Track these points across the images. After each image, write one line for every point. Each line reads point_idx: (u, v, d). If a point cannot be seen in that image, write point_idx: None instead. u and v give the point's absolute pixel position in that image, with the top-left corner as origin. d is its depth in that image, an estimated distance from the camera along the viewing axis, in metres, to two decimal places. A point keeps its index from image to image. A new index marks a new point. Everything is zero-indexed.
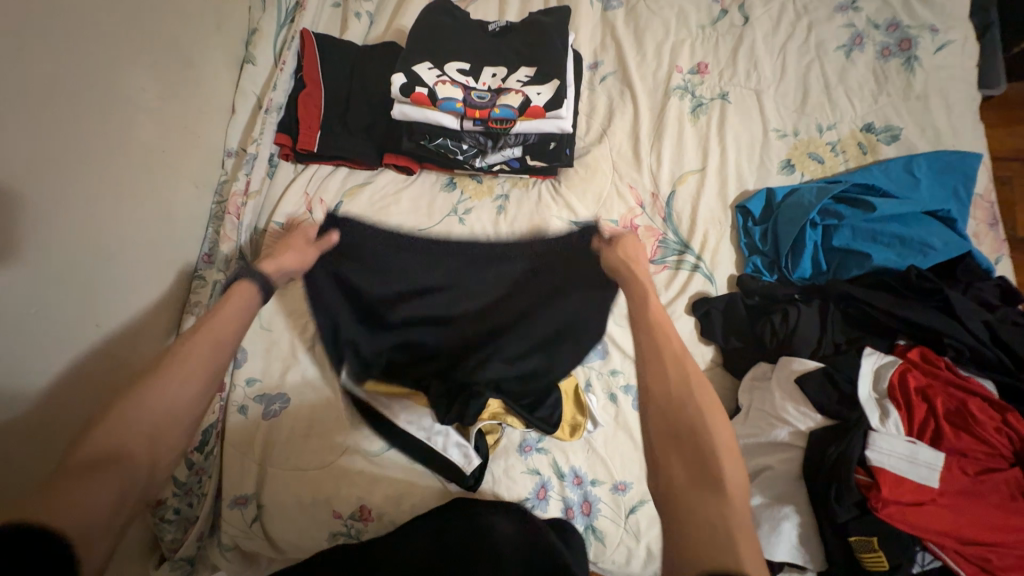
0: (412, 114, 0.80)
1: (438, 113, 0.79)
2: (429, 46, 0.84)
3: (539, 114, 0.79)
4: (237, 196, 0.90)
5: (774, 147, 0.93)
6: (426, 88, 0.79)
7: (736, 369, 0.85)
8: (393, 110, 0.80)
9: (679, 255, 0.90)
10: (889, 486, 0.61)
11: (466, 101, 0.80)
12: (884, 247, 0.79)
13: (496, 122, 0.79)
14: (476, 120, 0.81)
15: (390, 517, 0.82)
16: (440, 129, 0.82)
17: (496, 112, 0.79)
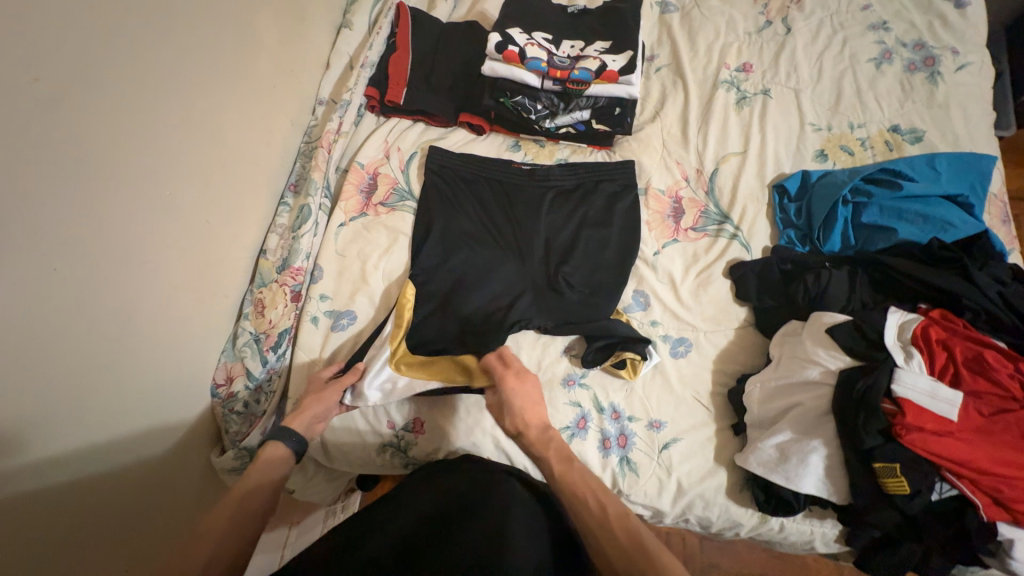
0: (500, 70, 0.94)
1: (524, 70, 0.94)
2: (516, 21, 1.00)
3: (612, 78, 0.94)
4: (331, 133, 1.00)
5: (809, 138, 1.04)
6: (517, 48, 0.94)
7: (768, 328, 0.93)
8: (484, 66, 0.95)
9: (718, 225, 1.01)
10: (912, 413, 0.68)
11: (549, 62, 0.95)
12: (909, 223, 0.88)
13: (573, 82, 0.95)
14: (556, 79, 0.95)
15: (438, 431, 0.89)
16: (523, 87, 0.96)
17: (575, 74, 0.94)
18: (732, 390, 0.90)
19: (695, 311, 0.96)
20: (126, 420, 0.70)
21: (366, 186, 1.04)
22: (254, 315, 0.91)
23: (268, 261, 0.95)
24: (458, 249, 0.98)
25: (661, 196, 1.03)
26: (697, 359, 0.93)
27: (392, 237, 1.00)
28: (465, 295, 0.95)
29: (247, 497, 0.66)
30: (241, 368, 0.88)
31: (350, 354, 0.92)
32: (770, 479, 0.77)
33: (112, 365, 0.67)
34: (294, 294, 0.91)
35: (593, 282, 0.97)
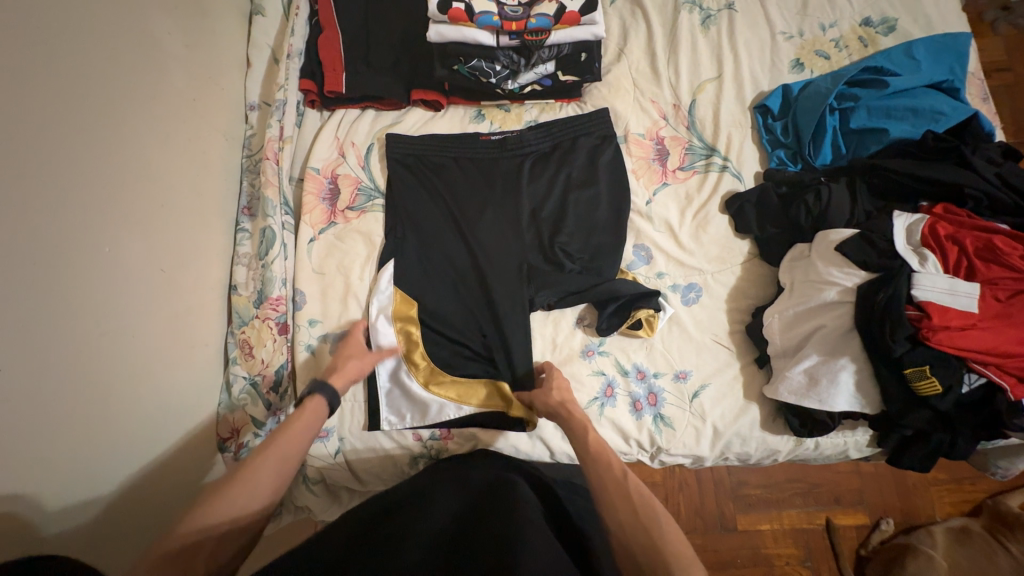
0: (449, 34, 0.84)
1: (475, 29, 0.84)
2: None
3: (574, 21, 0.85)
4: (274, 141, 0.89)
5: (782, 49, 0.98)
6: (463, 4, 0.82)
7: (774, 256, 0.91)
8: (430, 32, 0.85)
9: (706, 159, 0.96)
10: (937, 315, 0.68)
11: (501, 14, 0.83)
12: (898, 121, 0.85)
13: (531, 33, 0.84)
14: (512, 33, 0.85)
15: (469, 431, 0.86)
16: (477, 47, 0.86)
17: (533, 23, 0.83)
18: (750, 325, 0.89)
19: (699, 254, 0.93)
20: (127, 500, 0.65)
21: (327, 192, 0.94)
22: (243, 358, 0.83)
23: (242, 297, 0.86)
24: (441, 241, 0.91)
25: (642, 140, 0.98)
26: (710, 302, 0.91)
27: (370, 242, 0.92)
28: (464, 289, 0.89)
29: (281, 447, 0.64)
30: (245, 417, 0.82)
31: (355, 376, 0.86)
32: (803, 404, 0.78)
33: (94, 449, 0.61)
34: (280, 326, 0.84)
35: (589, 246, 0.92)
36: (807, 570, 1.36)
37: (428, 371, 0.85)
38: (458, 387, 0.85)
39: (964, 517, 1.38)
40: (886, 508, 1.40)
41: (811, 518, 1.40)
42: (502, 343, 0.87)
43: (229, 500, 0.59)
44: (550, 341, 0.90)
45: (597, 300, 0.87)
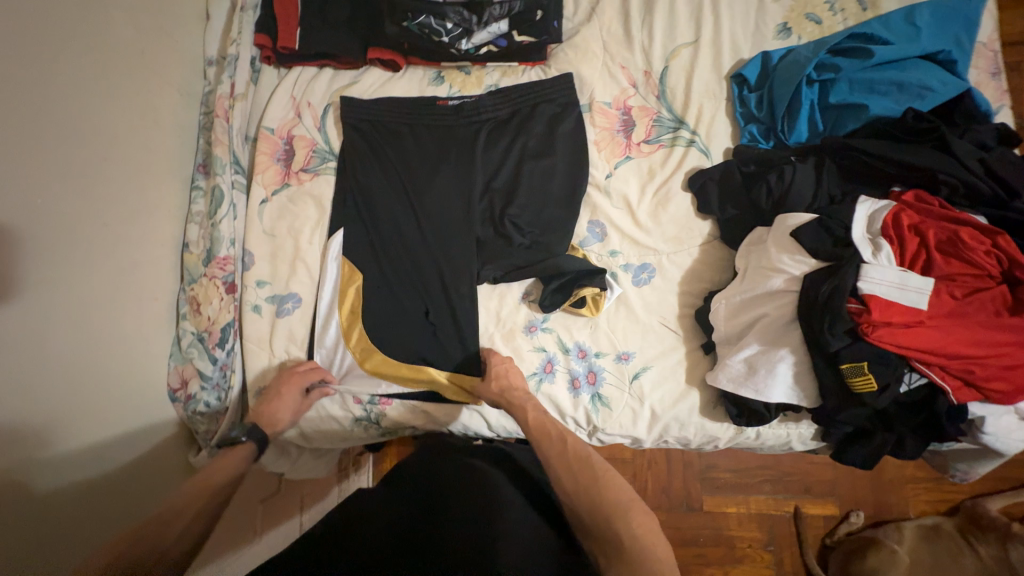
0: None
1: None
2: None
3: None
4: (224, 98, 0.88)
5: (769, 11, 0.89)
6: None
7: (734, 239, 0.87)
8: None
9: (673, 132, 0.91)
10: (879, 310, 0.64)
11: None
12: (882, 96, 0.78)
13: None
14: None
15: (410, 401, 0.87)
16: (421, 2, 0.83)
17: None
18: (699, 310, 0.86)
19: (656, 234, 0.90)
20: (72, 436, 0.68)
21: (282, 153, 0.94)
22: (192, 314, 0.86)
23: (193, 254, 0.88)
24: (388, 208, 0.89)
25: (608, 109, 0.92)
26: (662, 283, 0.88)
27: (321, 206, 0.91)
28: (411, 259, 0.88)
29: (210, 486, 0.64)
30: (193, 370, 0.85)
31: (299, 338, 0.88)
32: (739, 393, 0.76)
33: (43, 392, 0.64)
34: (227, 286, 0.86)
35: (542, 221, 0.89)
36: (769, 554, 1.37)
37: (362, 348, 0.86)
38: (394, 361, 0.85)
39: (937, 516, 1.34)
40: (857, 500, 1.37)
41: (779, 505, 1.39)
42: (447, 317, 0.87)
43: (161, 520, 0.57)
44: (493, 316, 0.89)
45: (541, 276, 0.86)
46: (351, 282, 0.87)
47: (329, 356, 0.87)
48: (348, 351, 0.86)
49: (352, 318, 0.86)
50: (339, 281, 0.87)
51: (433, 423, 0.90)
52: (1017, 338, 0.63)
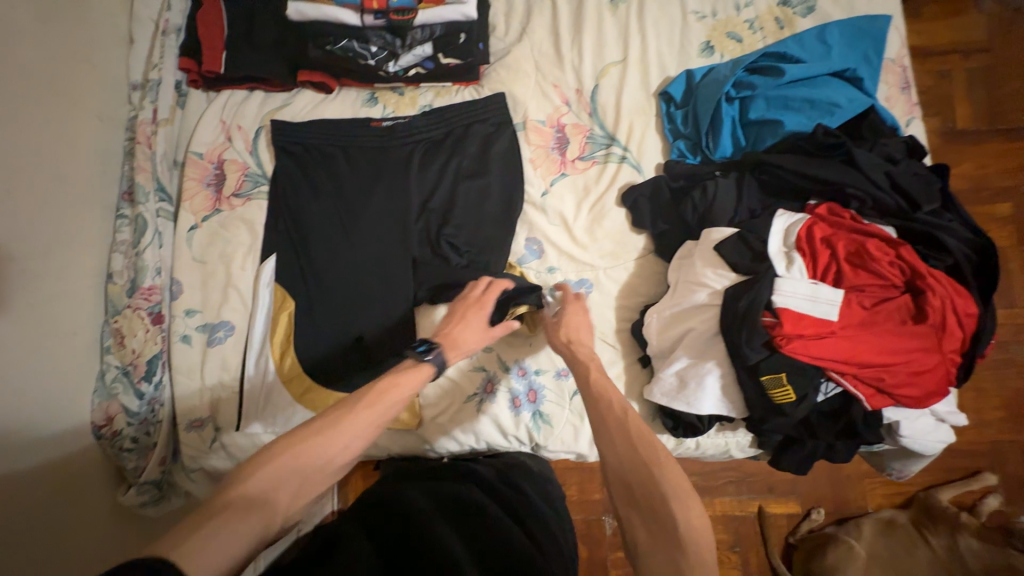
0: (307, 12, 0.83)
1: (334, 8, 0.83)
2: None
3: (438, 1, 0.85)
4: (146, 123, 0.86)
5: (693, 30, 0.92)
6: None
7: (666, 253, 0.88)
8: (289, 11, 0.83)
9: (606, 148, 0.92)
10: (791, 322, 0.65)
11: None
12: (796, 112, 0.81)
13: (396, 12, 0.84)
14: (376, 12, 0.84)
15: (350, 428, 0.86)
16: (342, 27, 0.85)
17: (395, 3, 0.84)
18: (635, 323, 0.87)
19: (592, 249, 0.90)
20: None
21: (212, 178, 0.91)
22: (116, 348, 0.83)
23: (117, 285, 0.85)
24: (322, 230, 0.88)
25: (542, 127, 0.93)
26: (599, 298, 0.89)
27: (254, 230, 0.89)
28: (348, 281, 0.87)
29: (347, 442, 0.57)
30: (119, 406, 0.82)
31: (232, 368, 0.86)
32: (672, 406, 0.76)
33: None
34: (153, 317, 0.84)
35: (480, 240, 0.88)
36: (736, 556, 1.32)
37: (293, 378, 0.85)
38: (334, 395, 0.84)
39: (893, 509, 1.31)
40: (819, 497, 1.33)
41: (742, 505, 1.33)
42: (384, 340, 0.86)
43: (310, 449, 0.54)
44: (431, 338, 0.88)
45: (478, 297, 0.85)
46: (283, 309, 0.86)
47: (259, 385, 0.85)
48: (278, 381, 0.85)
49: (283, 348, 0.86)
50: (274, 308, 0.87)
51: (376, 447, 0.89)
52: (920, 344, 0.66)
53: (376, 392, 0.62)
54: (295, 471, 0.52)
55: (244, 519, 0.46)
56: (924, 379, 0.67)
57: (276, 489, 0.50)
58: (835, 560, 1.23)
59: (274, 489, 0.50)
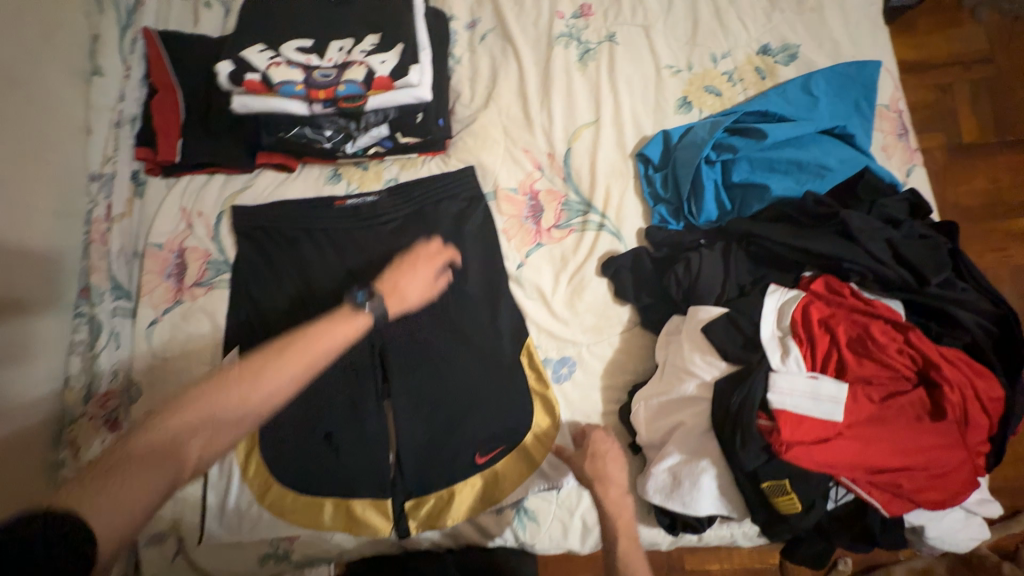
0: (253, 105, 0.79)
1: (280, 99, 0.79)
2: (254, 26, 0.82)
3: (388, 85, 0.80)
4: (100, 221, 0.85)
5: (668, 85, 0.87)
6: (259, 75, 0.78)
7: (653, 326, 0.82)
8: (234, 105, 0.79)
9: (583, 216, 0.87)
10: (790, 427, 0.58)
11: (307, 82, 0.79)
12: (782, 175, 0.74)
13: (345, 100, 0.79)
14: (324, 101, 0.80)
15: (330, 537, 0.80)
16: (291, 118, 0.81)
17: (343, 90, 0.79)
18: (623, 407, 0.80)
19: (574, 324, 0.84)
20: None
21: (173, 268, 0.86)
22: (70, 461, 0.77)
23: (73, 391, 0.80)
24: (287, 317, 0.83)
25: (514, 196, 0.88)
26: (583, 379, 0.83)
27: (216, 323, 0.84)
28: (316, 373, 0.82)
29: (254, 397, 0.57)
30: None
31: (194, 473, 0.81)
32: (667, 506, 0.68)
33: None
34: (110, 424, 0.80)
35: (451, 321, 0.83)
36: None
37: (260, 480, 0.80)
38: (309, 504, 0.79)
39: None
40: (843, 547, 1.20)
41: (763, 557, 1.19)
42: (352, 436, 0.80)
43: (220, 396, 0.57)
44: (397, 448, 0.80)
45: (457, 406, 0.80)
46: None
47: (222, 493, 0.80)
48: (243, 486, 0.80)
49: (249, 447, 0.81)
50: None
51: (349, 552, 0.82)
52: (941, 445, 0.58)
53: (300, 348, 0.61)
54: (208, 418, 0.55)
55: (154, 469, 0.51)
56: (948, 481, 0.59)
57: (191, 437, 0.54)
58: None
59: (190, 435, 0.54)
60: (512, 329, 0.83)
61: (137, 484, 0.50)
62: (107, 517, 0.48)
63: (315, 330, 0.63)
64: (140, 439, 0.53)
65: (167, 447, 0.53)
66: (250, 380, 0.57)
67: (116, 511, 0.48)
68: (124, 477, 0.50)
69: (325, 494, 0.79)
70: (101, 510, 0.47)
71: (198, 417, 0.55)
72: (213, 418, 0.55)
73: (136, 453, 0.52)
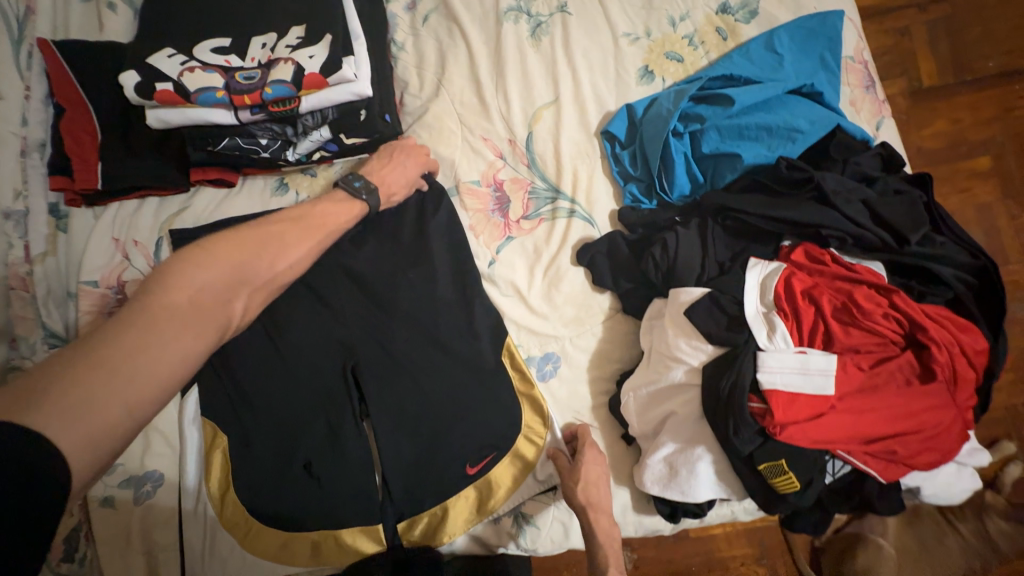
0: (172, 119, 0.72)
1: (200, 109, 0.71)
2: (165, 29, 0.73)
3: (322, 82, 0.71)
4: (18, 264, 0.75)
5: (627, 55, 0.82)
6: (172, 83, 0.69)
7: (635, 311, 0.79)
8: (151, 120, 0.72)
9: (552, 203, 0.82)
10: (782, 409, 0.56)
11: (228, 86, 0.70)
12: (753, 141, 0.71)
13: (274, 103, 0.71)
14: (251, 105, 0.72)
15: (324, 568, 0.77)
16: (218, 127, 0.73)
17: (269, 93, 0.70)
18: (612, 398, 0.77)
19: (554, 318, 0.81)
20: None
21: (114, 306, 0.77)
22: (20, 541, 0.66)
23: None
24: (247, 345, 0.77)
25: (478, 189, 0.83)
26: (569, 374, 0.80)
27: None
28: (286, 401, 0.77)
29: (283, 262, 0.60)
30: None
31: (167, 524, 0.75)
32: (666, 496, 0.67)
33: None
34: None
35: (425, 329, 0.78)
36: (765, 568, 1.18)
37: (240, 522, 0.75)
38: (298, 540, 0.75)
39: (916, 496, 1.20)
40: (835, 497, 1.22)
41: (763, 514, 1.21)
42: (333, 463, 0.75)
43: (212, 273, 0.52)
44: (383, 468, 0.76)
45: (442, 418, 0.76)
46: (215, 447, 0.76)
47: (202, 540, 0.75)
48: (223, 529, 0.75)
49: (224, 489, 0.76)
50: (208, 445, 0.77)
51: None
52: (931, 406, 0.57)
53: (316, 219, 0.66)
54: (237, 278, 0.54)
55: (189, 338, 0.47)
56: (940, 441, 0.59)
57: (214, 308, 0.51)
58: (865, 562, 1.09)
59: (196, 297, 0.50)
60: (490, 330, 0.78)
61: (152, 360, 0.45)
62: (114, 388, 0.42)
63: (325, 206, 0.68)
64: (164, 297, 0.48)
65: (197, 309, 0.49)
66: (278, 247, 0.59)
67: (118, 396, 0.42)
68: (157, 342, 0.46)
69: (312, 526, 0.75)
70: (89, 413, 0.41)
71: (223, 284, 0.53)
72: (242, 277, 0.55)
73: (158, 319, 0.46)
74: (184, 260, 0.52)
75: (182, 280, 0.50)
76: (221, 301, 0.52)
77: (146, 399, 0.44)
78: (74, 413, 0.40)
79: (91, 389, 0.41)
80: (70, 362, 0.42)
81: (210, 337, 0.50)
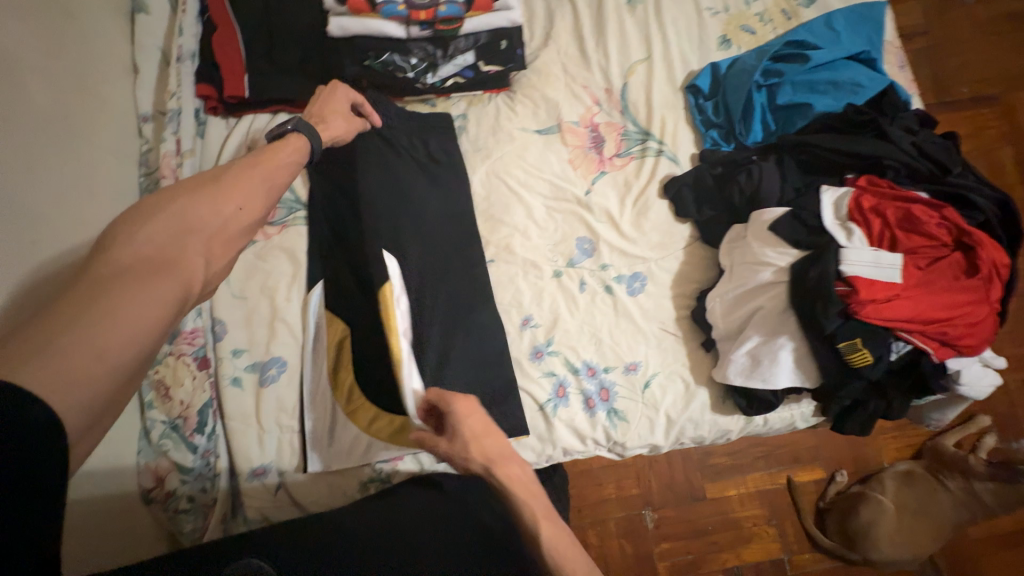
0: (351, 27, 0.84)
1: (380, 20, 0.85)
2: None
3: (488, 8, 0.89)
4: (170, 156, 0.80)
5: (708, 25, 0.97)
6: None
7: (714, 238, 0.91)
8: (332, 26, 0.84)
9: (642, 144, 0.94)
10: (865, 288, 0.70)
11: (408, 5, 0.86)
12: (822, 94, 0.86)
13: (443, 21, 0.87)
14: (422, 23, 0.87)
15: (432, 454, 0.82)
16: (385, 40, 0.87)
17: (443, 12, 0.87)
18: (695, 310, 0.89)
19: (641, 243, 0.92)
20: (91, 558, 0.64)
21: None
22: (159, 402, 0.76)
23: None
24: None
25: (577, 128, 0.94)
26: (655, 290, 0.90)
27: (295, 259, 0.85)
28: None
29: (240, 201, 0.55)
30: (170, 463, 0.75)
31: (289, 406, 0.80)
32: (749, 385, 0.78)
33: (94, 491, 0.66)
34: (199, 361, 0.78)
35: None
36: (774, 528, 1.28)
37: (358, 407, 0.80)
38: None
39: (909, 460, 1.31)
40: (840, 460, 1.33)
41: (773, 478, 1.30)
42: None
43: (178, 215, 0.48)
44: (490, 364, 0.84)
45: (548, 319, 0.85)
46: (338, 337, 0.81)
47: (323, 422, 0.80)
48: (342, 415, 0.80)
49: (343, 379, 0.80)
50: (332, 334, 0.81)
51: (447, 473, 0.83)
52: (977, 298, 0.71)
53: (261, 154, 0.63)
54: (197, 221, 0.50)
55: (150, 286, 0.42)
56: (982, 329, 0.72)
57: (179, 252, 0.47)
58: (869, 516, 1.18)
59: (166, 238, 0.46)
60: None
61: (119, 304, 0.39)
62: (79, 340, 0.37)
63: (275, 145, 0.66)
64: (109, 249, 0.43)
65: (157, 260, 0.44)
66: (238, 188, 0.56)
67: (87, 347, 0.37)
68: (113, 292, 0.40)
69: None
70: (65, 368, 0.35)
71: (179, 228, 0.48)
72: (192, 226, 0.49)
73: (103, 278, 0.41)
74: (133, 217, 0.47)
75: (130, 231, 0.45)
76: (179, 252, 0.47)
77: (129, 348, 0.39)
78: (34, 372, 0.34)
79: (54, 344, 0.36)
80: (25, 326, 0.36)
81: (181, 283, 0.45)
